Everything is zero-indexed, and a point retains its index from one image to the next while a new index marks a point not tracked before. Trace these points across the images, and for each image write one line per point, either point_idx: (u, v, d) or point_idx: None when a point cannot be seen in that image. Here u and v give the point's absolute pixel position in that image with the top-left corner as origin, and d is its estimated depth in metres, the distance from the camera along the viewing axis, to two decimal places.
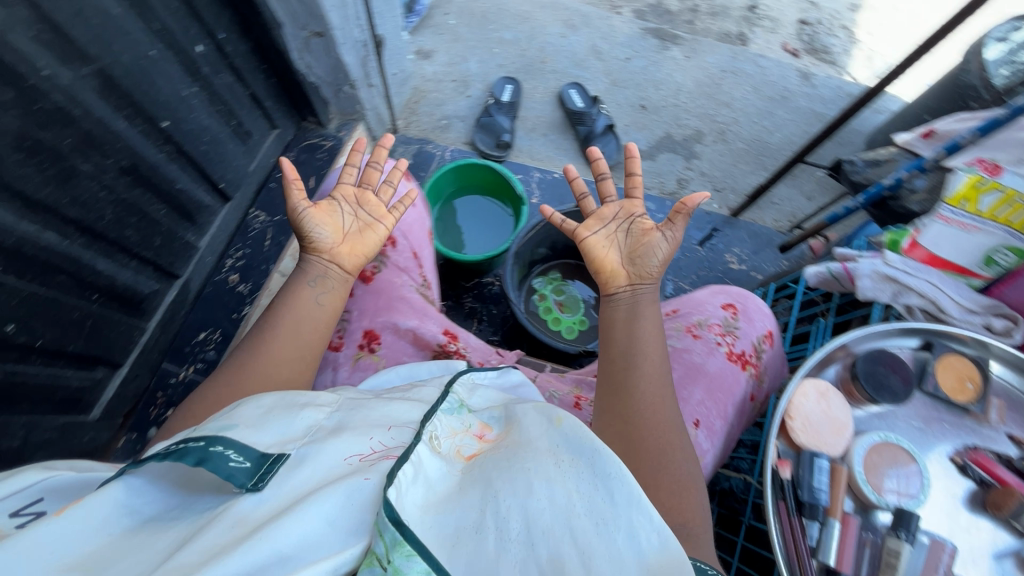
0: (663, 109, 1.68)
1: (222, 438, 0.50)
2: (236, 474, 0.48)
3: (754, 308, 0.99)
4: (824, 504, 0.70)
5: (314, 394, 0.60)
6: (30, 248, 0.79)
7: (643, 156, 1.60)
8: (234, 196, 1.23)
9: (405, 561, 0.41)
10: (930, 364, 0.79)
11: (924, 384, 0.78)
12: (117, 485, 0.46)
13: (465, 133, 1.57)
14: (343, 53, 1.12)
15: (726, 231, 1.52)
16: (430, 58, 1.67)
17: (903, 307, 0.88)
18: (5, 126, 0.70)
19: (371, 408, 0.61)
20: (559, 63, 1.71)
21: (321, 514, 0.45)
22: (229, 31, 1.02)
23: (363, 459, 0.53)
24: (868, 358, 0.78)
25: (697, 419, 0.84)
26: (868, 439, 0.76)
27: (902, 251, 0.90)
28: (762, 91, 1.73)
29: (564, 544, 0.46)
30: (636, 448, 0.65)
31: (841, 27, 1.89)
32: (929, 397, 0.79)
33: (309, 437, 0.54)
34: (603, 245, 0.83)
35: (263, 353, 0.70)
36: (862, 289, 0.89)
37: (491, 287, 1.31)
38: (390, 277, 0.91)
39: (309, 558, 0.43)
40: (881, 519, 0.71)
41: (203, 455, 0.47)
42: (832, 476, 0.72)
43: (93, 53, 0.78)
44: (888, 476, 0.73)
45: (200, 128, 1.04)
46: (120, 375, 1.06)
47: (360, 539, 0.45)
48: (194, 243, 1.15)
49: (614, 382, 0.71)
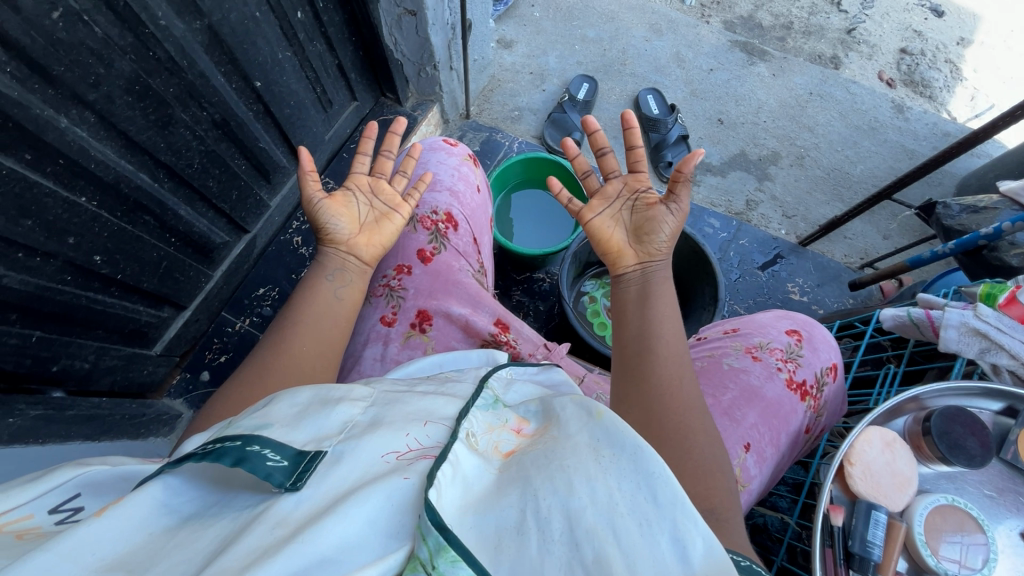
0: (741, 125, 1.59)
1: (259, 437, 0.45)
2: (274, 474, 0.43)
3: (821, 338, 0.89)
4: (878, 560, 0.59)
5: (348, 388, 0.54)
6: (127, 186, 0.80)
7: (714, 171, 1.52)
8: None
9: (450, 567, 0.36)
10: (1012, 432, 0.68)
11: (1003, 452, 0.67)
12: (155, 485, 0.42)
13: (535, 127, 1.53)
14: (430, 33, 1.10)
15: (792, 260, 1.41)
16: (511, 48, 1.64)
17: (989, 365, 0.74)
18: (120, 69, 0.70)
19: (407, 403, 0.55)
20: (639, 67, 1.65)
21: (363, 515, 0.40)
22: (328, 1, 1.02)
23: (400, 458, 0.47)
24: (946, 414, 0.67)
25: (748, 442, 0.76)
26: (933, 498, 0.64)
27: (997, 306, 0.75)
28: (849, 119, 1.62)
29: (608, 544, 0.41)
30: (662, 439, 0.60)
31: (945, 61, 1.75)
32: (1005, 466, 0.67)
33: (345, 434, 0.49)
34: (608, 225, 0.79)
35: (300, 335, 0.69)
36: (945, 341, 0.76)
37: (541, 283, 1.28)
38: (449, 260, 0.87)
39: (354, 562, 0.38)
40: None
41: (241, 454, 0.42)
42: (888, 531, 0.62)
43: (206, 9, 0.78)
44: (949, 541, 0.61)
45: (288, 92, 1.04)
46: (182, 316, 1.08)
47: (403, 545, 0.39)
48: (266, 202, 1.16)
49: (631, 369, 0.66)
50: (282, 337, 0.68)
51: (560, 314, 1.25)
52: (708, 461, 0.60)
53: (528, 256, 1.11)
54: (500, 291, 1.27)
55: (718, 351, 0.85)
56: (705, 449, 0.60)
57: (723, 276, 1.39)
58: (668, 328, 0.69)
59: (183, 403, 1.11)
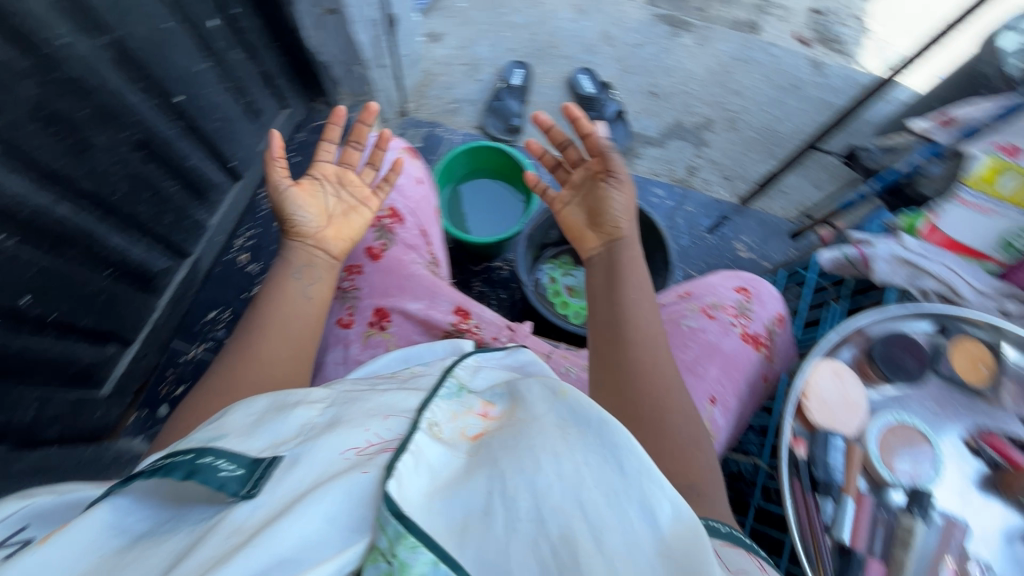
0: (674, 96, 1.63)
1: (211, 449, 0.46)
2: (228, 483, 0.43)
3: (771, 291, 0.93)
4: (838, 481, 0.68)
5: (305, 391, 0.55)
6: (46, 220, 0.75)
7: (654, 143, 1.56)
8: (244, 174, 1.19)
9: (411, 554, 0.38)
10: (943, 347, 0.74)
11: (938, 367, 0.73)
12: (103, 507, 0.42)
13: (475, 117, 1.53)
14: (355, 31, 1.08)
15: (736, 220, 1.47)
16: (441, 41, 1.63)
17: (919, 291, 0.83)
18: (23, 94, 0.66)
19: (366, 400, 0.55)
20: (569, 48, 1.67)
21: (321, 513, 0.41)
22: (241, 6, 0.98)
23: (360, 453, 0.47)
24: (885, 341, 0.73)
25: (713, 396, 0.80)
26: (883, 420, 0.71)
27: (921, 234, 0.86)
28: (773, 80, 1.70)
29: (575, 520, 0.41)
30: (637, 416, 0.62)
31: (853, 17, 1.85)
32: (944, 380, 0.73)
33: (302, 436, 0.50)
34: (570, 213, 0.84)
35: (262, 345, 0.66)
36: (878, 273, 0.83)
37: (500, 272, 1.28)
38: (399, 255, 0.87)
39: (313, 558, 0.39)
40: (894, 498, 0.68)
41: (192, 467, 0.43)
42: (847, 455, 0.69)
43: (109, 23, 0.74)
44: (901, 456, 0.69)
45: (211, 104, 1.00)
46: (130, 352, 1.02)
47: (362, 536, 0.41)
48: (205, 221, 1.12)
49: (604, 358, 0.67)
50: (245, 349, 0.66)
51: (523, 299, 1.26)
52: (684, 435, 0.62)
53: (482, 245, 1.12)
54: (460, 284, 1.27)
55: (675, 314, 0.87)
56: (682, 427, 0.62)
57: (674, 243, 1.43)
58: (639, 297, 0.71)
59: (143, 440, 1.07)
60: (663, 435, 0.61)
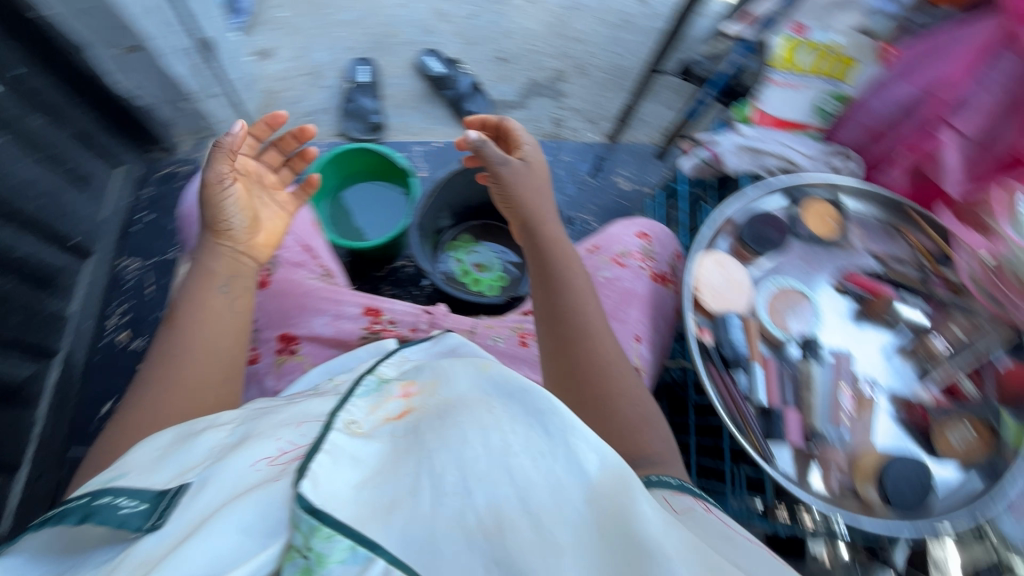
0: (523, 57, 1.49)
1: (111, 489, 0.48)
2: (130, 519, 0.46)
3: (669, 232, 0.93)
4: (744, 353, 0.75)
5: (214, 418, 0.58)
6: None
7: (510, 108, 1.43)
8: (93, 249, 1.15)
9: (326, 543, 0.40)
10: (800, 212, 0.82)
11: (800, 231, 0.81)
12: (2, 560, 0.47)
13: (332, 125, 1.40)
14: (169, 63, 1.06)
15: (612, 156, 1.41)
16: (273, 56, 1.45)
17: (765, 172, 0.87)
18: None
19: (278, 412, 0.57)
20: (408, 35, 1.49)
21: (235, 525, 0.42)
22: (26, 66, 0.94)
23: (273, 462, 0.49)
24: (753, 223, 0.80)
25: (638, 334, 0.83)
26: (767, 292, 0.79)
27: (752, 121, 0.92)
28: (609, 20, 1.54)
29: (497, 487, 0.43)
30: (578, 397, 0.65)
31: None
32: (805, 242, 0.81)
33: (210, 459, 0.52)
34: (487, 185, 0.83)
35: (188, 365, 0.67)
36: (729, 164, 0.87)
37: (406, 269, 1.27)
38: (288, 276, 0.86)
39: (229, 567, 0.41)
40: (792, 352, 0.77)
41: (86, 510, 0.45)
42: (746, 330, 0.76)
43: None
44: (789, 316, 0.79)
45: (27, 180, 0.96)
46: (20, 477, 1.00)
47: (278, 537, 0.42)
48: (62, 311, 1.08)
49: (558, 338, 0.68)
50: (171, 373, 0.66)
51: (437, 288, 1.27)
52: (633, 413, 0.65)
53: (376, 248, 1.13)
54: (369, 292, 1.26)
55: (589, 268, 0.87)
56: (631, 410, 0.65)
57: (560, 194, 1.37)
58: (576, 286, 0.71)
59: None
60: (612, 416, 0.64)
